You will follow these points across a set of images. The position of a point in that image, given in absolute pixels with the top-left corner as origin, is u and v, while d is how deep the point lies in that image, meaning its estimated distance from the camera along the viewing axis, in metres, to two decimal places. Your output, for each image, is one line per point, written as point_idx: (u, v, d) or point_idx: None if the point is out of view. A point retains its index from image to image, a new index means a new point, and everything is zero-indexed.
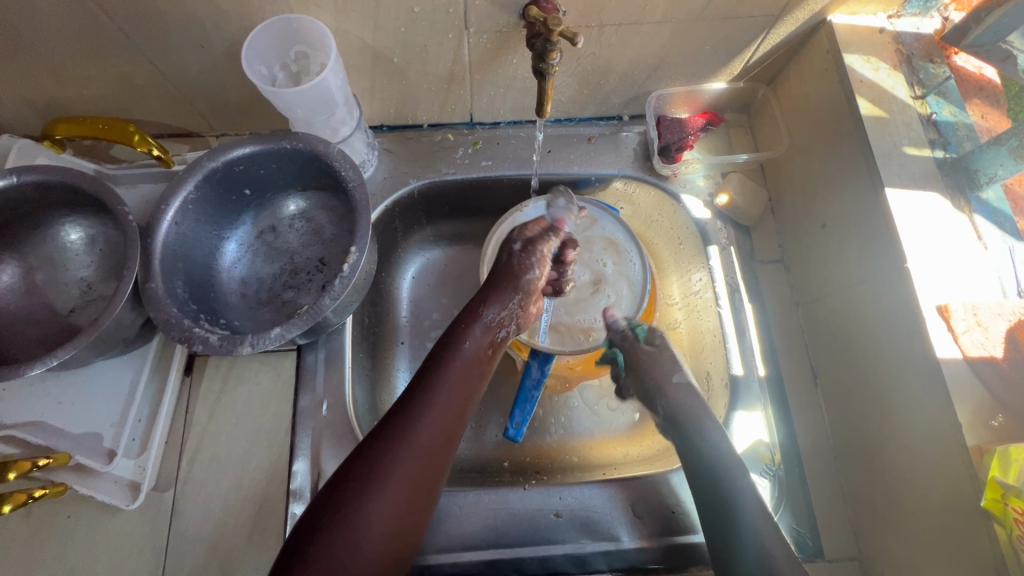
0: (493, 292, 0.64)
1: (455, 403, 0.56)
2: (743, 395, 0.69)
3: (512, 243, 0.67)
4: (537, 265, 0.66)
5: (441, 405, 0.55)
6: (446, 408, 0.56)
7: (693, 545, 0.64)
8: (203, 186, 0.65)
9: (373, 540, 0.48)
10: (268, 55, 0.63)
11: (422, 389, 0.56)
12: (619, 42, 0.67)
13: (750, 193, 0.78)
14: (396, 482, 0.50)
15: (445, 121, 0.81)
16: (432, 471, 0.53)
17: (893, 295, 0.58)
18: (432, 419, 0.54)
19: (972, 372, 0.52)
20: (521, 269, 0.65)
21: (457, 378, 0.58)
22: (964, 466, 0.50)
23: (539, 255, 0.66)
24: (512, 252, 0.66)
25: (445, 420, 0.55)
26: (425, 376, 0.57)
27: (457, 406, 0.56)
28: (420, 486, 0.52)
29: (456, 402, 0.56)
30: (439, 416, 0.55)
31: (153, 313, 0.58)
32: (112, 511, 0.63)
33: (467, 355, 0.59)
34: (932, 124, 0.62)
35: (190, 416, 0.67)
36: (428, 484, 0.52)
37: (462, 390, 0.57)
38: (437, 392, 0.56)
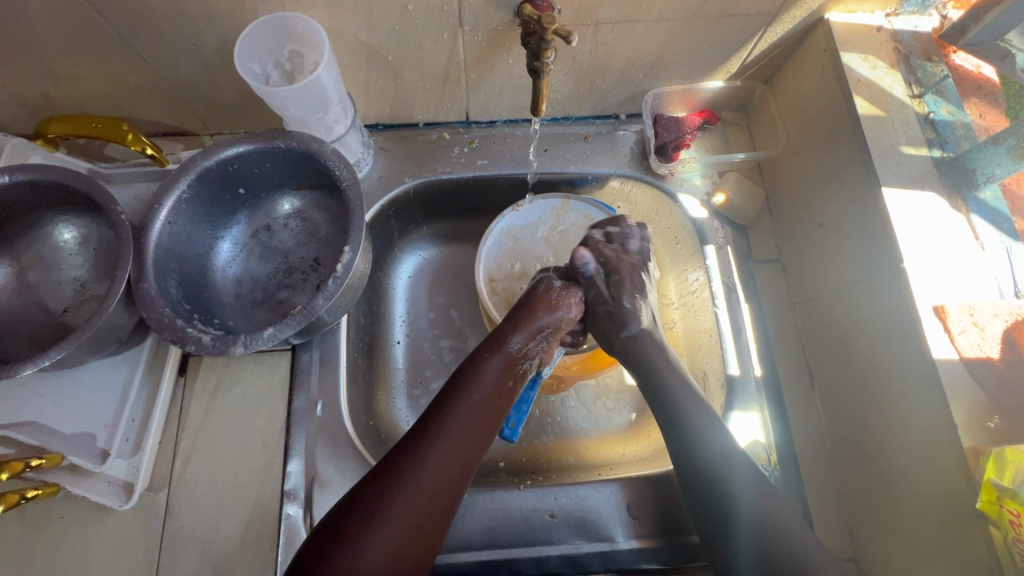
0: (522, 319, 0.62)
1: (467, 437, 0.54)
2: (738, 395, 0.68)
3: (551, 278, 0.66)
4: (568, 304, 0.64)
5: (451, 439, 0.53)
6: (457, 442, 0.53)
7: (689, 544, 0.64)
8: (196, 186, 0.65)
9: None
10: (262, 54, 0.62)
11: (433, 422, 0.54)
12: (615, 41, 0.67)
13: (747, 192, 0.78)
14: (400, 517, 0.48)
15: (441, 120, 0.80)
16: (439, 508, 0.50)
17: (889, 295, 0.57)
18: (442, 454, 0.52)
19: (968, 373, 0.52)
20: (555, 302, 0.64)
21: (472, 411, 0.55)
22: (960, 467, 0.50)
23: (567, 296, 0.64)
24: (547, 285, 0.65)
25: (458, 453, 0.53)
26: (437, 409, 0.55)
27: (470, 442, 0.54)
28: (425, 523, 0.49)
29: (468, 435, 0.54)
30: (449, 450, 0.52)
31: (146, 313, 0.58)
32: (106, 512, 0.62)
33: (484, 387, 0.57)
34: (930, 123, 0.62)
35: (184, 416, 0.67)
36: (435, 521, 0.50)
37: (475, 423, 0.55)
38: (448, 425, 0.53)
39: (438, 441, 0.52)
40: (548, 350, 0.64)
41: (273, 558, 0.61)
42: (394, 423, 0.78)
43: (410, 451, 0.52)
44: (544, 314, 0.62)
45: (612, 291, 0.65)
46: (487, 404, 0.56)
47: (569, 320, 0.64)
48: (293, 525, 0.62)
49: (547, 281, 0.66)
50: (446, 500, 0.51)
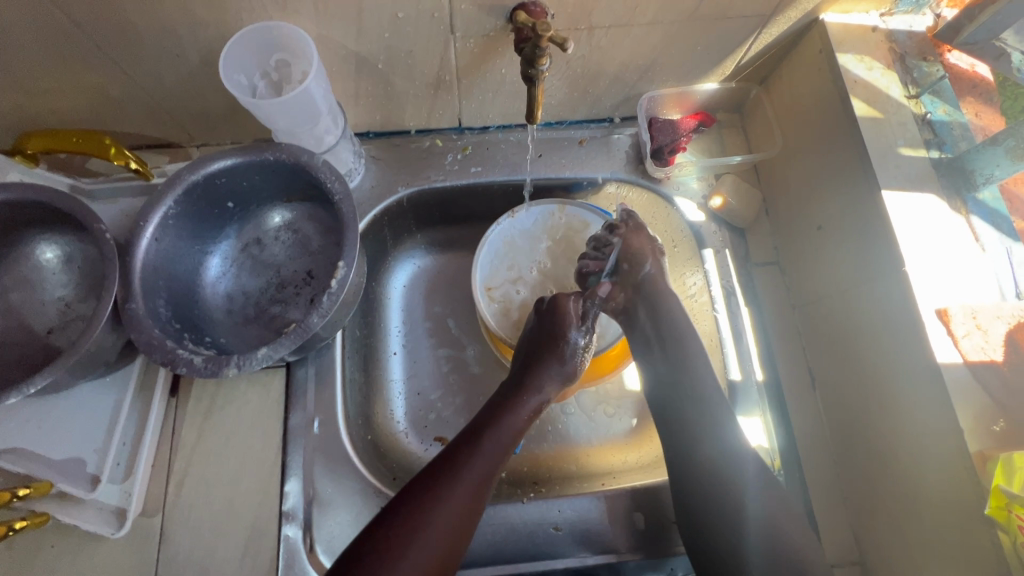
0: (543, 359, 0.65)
1: (481, 485, 0.56)
2: (740, 401, 0.68)
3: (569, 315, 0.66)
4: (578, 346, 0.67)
5: (467, 488, 0.55)
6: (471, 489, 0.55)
7: None
8: (183, 202, 0.63)
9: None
10: (248, 64, 0.60)
11: (446, 468, 0.55)
12: (610, 45, 0.66)
13: (745, 194, 0.77)
14: (415, 563, 0.49)
15: (434, 127, 0.79)
16: (451, 555, 0.52)
17: (893, 299, 0.57)
18: (458, 500, 0.54)
19: (972, 377, 0.51)
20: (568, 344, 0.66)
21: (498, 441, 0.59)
22: (967, 472, 0.49)
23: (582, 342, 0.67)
24: (566, 330, 0.66)
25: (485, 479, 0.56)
26: (452, 455, 0.57)
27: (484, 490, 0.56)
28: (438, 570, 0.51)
29: (482, 483, 0.56)
30: (464, 497, 0.54)
31: (134, 336, 0.56)
32: (98, 539, 0.60)
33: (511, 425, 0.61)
34: (927, 124, 0.62)
35: (177, 437, 0.65)
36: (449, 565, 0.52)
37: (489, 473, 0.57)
38: (463, 472, 0.55)
39: (454, 488, 0.54)
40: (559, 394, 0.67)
41: None
42: (392, 436, 0.76)
43: (424, 495, 0.53)
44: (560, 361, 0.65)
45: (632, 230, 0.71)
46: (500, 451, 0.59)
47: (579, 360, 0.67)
48: (292, 547, 0.61)
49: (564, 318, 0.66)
50: (458, 548, 0.53)
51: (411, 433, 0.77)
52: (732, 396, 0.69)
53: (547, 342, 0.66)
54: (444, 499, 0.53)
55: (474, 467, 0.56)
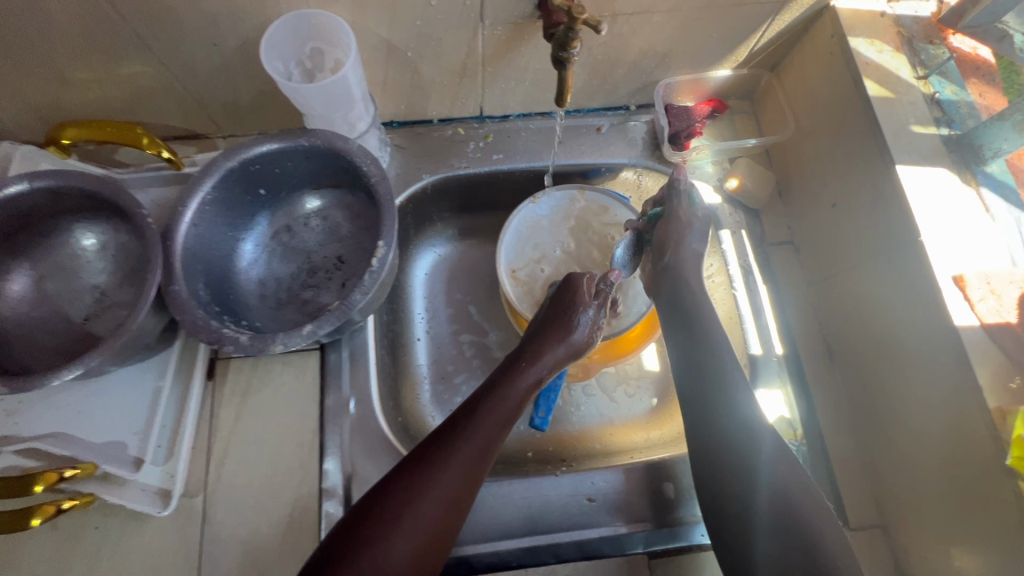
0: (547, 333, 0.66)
1: (483, 454, 0.57)
2: (761, 373, 0.71)
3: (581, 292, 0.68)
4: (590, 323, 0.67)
5: (463, 460, 0.55)
6: (472, 458, 0.56)
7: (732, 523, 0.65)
8: (219, 187, 0.65)
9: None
10: (285, 52, 0.62)
11: (447, 438, 0.57)
12: (631, 32, 0.68)
13: (760, 176, 0.80)
14: (413, 528, 0.51)
15: (456, 115, 0.81)
16: (449, 523, 0.53)
17: (909, 269, 0.59)
18: (457, 469, 0.55)
19: (988, 338, 0.54)
20: (575, 320, 0.66)
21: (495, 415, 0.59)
22: (987, 427, 0.52)
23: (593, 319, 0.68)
24: (577, 305, 0.67)
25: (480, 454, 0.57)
26: (452, 426, 0.58)
27: (486, 458, 0.57)
28: (436, 535, 0.52)
29: (480, 457, 0.57)
30: (463, 466, 0.55)
31: (179, 317, 0.57)
32: (142, 519, 0.62)
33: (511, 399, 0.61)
34: (936, 103, 0.65)
35: (216, 420, 0.66)
36: (442, 541, 0.53)
37: (490, 441, 0.58)
38: (463, 442, 0.56)
39: (453, 458, 0.55)
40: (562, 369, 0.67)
41: None
42: (421, 419, 0.78)
43: (423, 463, 0.55)
44: (568, 335, 0.66)
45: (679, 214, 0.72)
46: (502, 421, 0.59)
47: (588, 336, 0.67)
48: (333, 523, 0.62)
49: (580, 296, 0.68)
50: (458, 513, 0.54)
51: (439, 416, 0.79)
52: (753, 369, 0.72)
53: (556, 316, 0.67)
54: (443, 468, 0.54)
55: (476, 436, 0.57)
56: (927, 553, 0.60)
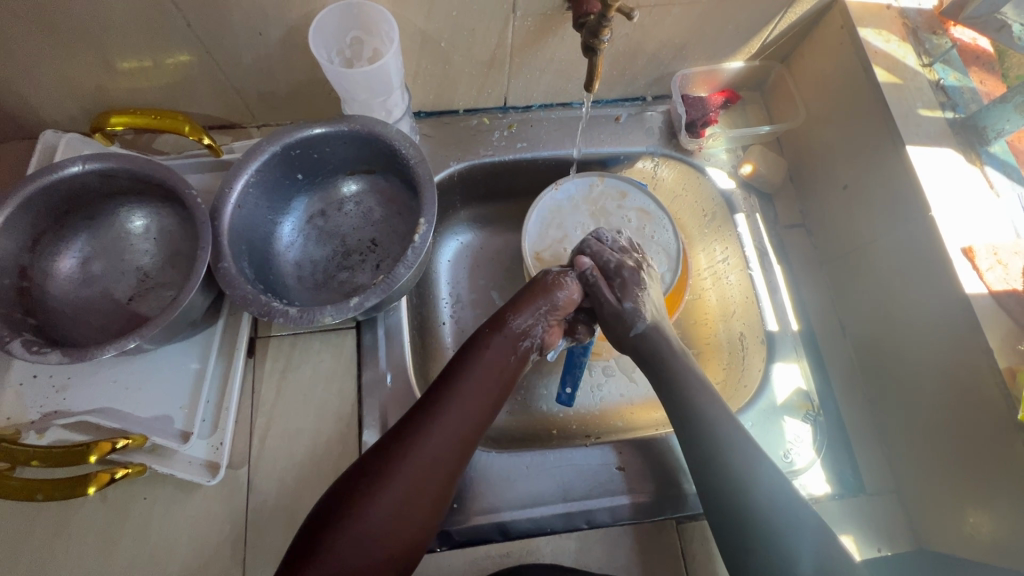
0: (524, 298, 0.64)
1: (470, 411, 0.57)
2: (779, 348, 0.74)
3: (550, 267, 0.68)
4: (569, 287, 0.67)
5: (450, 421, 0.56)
6: (459, 416, 0.56)
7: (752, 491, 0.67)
8: (262, 170, 0.67)
9: (378, 535, 0.50)
10: (328, 42, 0.66)
11: (437, 397, 0.57)
12: (652, 23, 0.72)
13: (773, 162, 0.84)
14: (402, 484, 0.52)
15: (481, 106, 0.84)
16: (438, 478, 0.54)
17: (921, 243, 0.63)
18: (444, 426, 0.55)
19: (997, 305, 0.58)
20: (553, 285, 0.66)
21: (482, 376, 0.59)
22: (998, 387, 0.55)
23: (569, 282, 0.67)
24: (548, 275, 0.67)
25: (467, 415, 0.57)
26: (440, 387, 0.58)
27: (473, 416, 0.57)
28: (424, 489, 0.53)
29: (467, 417, 0.57)
30: (451, 426, 0.56)
31: (229, 291, 0.60)
32: (189, 490, 0.64)
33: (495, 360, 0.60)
34: (941, 88, 0.69)
35: (257, 395, 0.68)
36: (432, 496, 0.54)
37: (476, 399, 0.58)
38: (452, 400, 0.57)
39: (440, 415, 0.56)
40: (550, 329, 0.65)
41: None
42: None
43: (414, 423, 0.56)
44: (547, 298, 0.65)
45: (617, 294, 0.66)
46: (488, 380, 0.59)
47: (568, 300, 0.66)
48: None
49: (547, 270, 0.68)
50: (446, 469, 0.55)
51: None
52: (772, 344, 0.75)
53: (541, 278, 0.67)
54: (432, 425, 0.55)
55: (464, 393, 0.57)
56: (941, 513, 0.63)
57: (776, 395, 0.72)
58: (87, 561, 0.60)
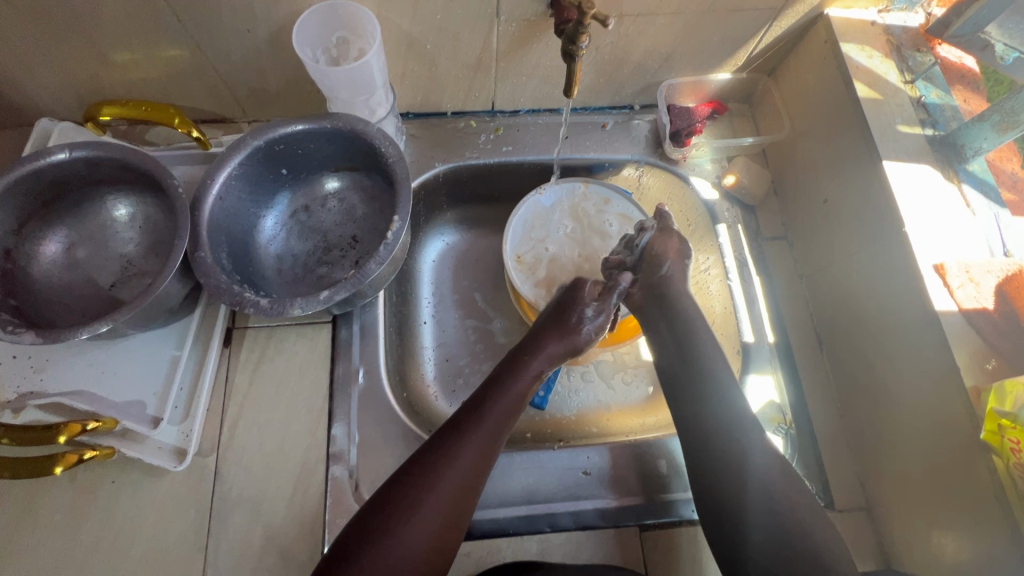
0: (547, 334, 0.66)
1: (486, 447, 0.58)
2: (753, 360, 0.74)
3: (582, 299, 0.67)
4: (597, 323, 0.66)
5: (473, 450, 0.57)
6: (481, 448, 0.58)
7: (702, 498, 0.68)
8: (245, 164, 0.69)
9: (399, 570, 0.51)
10: (313, 41, 0.67)
11: (450, 435, 0.58)
12: (636, 32, 0.72)
13: (756, 173, 0.84)
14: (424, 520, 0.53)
15: (468, 109, 0.85)
16: (460, 512, 0.55)
17: (894, 258, 0.63)
18: (466, 459, 0.57)
19: (967, 323, 0.57)
20: (578, 326, 0.66)
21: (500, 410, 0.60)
22: (963, 406, 0.55)
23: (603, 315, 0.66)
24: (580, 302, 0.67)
25: (486, 447, 0.58)
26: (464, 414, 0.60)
27: (492, 446, 0.59)
28: (456, 513, 0.55)
29: (488, 448, 0.58)
30: (473, 456, 0.57)
31: (204, 280, 0.61)
32: (157, 475, 0.65)
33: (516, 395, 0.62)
34: (922, 105, 0.69)
35: (230, 384, 0.70)
36: (455, 526, 0.55)
37: (499, 428, 0.60)
38: (470, 431, 0.58)
39: (462, 448, 0.57)
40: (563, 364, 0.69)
41: (320, 518, 0.63)
42: (425, 396, 0.81)
43: (431, 456, 0.56)
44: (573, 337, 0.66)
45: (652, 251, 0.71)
46: (508, 413, 0.61)
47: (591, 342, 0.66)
48: (340, 486, 0.65)
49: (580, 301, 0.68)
50: (468, 502, 0.56)
51: (442, 396, 0.82)
52: (746, 355, 0.74)
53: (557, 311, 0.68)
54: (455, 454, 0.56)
55: (483, 424, 0.59)
56: (908, 532, 0.62)
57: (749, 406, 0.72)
58: (53, 541, 0.61)
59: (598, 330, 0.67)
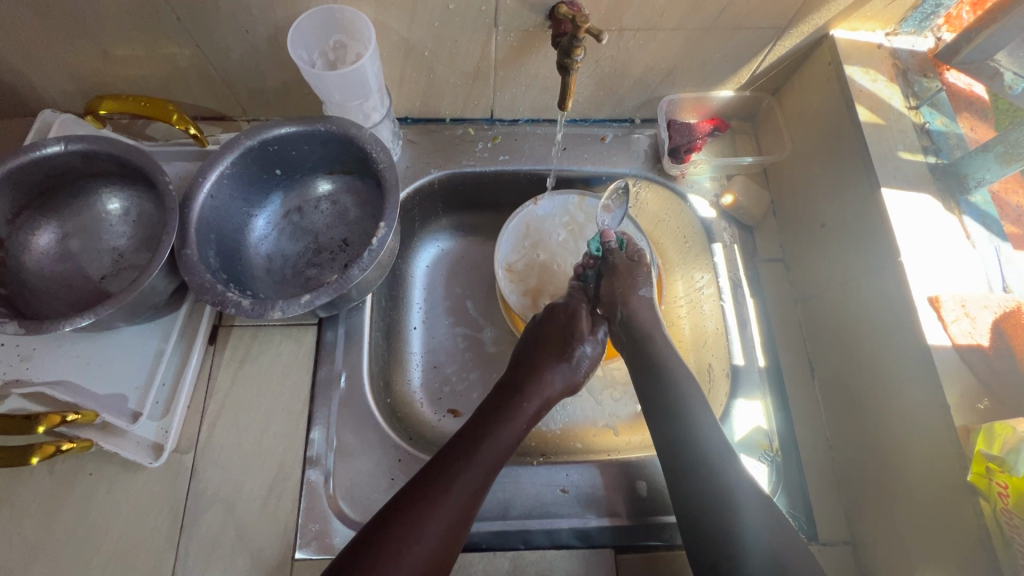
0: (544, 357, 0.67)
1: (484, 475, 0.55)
2: (742, 384, 0.72)
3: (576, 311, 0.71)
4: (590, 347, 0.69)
5: (472, 479, 0.54)
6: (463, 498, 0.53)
7: (670, 524, 0.66)
8: (238, 163, 0.69)
9: None
10: (310, 43, 0.67)
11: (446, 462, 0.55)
12: (636, 47, 0.71)
13: (755, 195, 0.82)
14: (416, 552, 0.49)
15: (467, 116, 0.85)
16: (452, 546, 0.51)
17: (888, 288, 0.61)
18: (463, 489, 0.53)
19: (960, 359, 0.55)
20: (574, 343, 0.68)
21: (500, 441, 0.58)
22: (952, 445, 0.53)
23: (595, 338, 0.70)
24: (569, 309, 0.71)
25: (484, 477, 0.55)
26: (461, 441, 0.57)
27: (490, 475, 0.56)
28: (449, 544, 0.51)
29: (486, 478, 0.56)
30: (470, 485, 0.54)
31: (188, 278, 0.61)
32: (134, 469, 0.65)
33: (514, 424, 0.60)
34: (926, 132, 0.67)
35: (213, 382, 0.70)
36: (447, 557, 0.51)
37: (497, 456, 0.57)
38: (457, 477, 0.54)
39: (449, 491, 0.53)
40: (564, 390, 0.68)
41: (293, 522, 0.63)
42: (410, 403, 0.80)
43: (414, 504, 0.51)
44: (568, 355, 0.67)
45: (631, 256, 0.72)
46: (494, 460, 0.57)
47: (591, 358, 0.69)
48: (315, 490, 0.64)
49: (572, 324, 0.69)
50: (446, 559, 0.51)
51: (427, 403, 0.81)
52: (735, 379, 0.73)
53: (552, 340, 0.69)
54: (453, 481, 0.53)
55: (471, 471, 0.55)
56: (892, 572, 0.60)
57: (735, 431, 0.70)
58: (28, 529, 0.61)
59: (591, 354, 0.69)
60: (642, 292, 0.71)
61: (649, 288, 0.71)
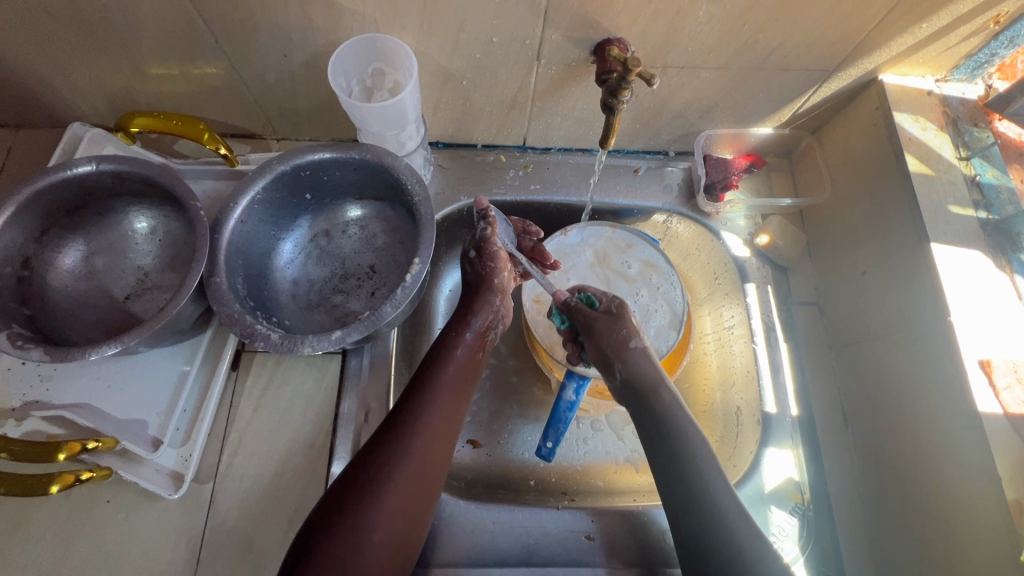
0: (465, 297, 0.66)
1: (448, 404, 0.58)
2: (774, 433, 0.70)
3: (467, 252, 0.70)
4: (501, 264, 0.68)
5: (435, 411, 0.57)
6: (438, 426, 0.56)
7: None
8: (270, 188, 0.68)
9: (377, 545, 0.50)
10: (349, 71, 0.66)
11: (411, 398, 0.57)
12: (679, 84, 0.70)
13: (791, 235, 0.80)
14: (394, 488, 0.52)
15: (499, 143, 0.83)
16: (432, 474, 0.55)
17: (936, 347, 0.59)
18: (429, 423, 0.56)
19: (1011, 427, 0.54)
20: (486, 276, 0.67)
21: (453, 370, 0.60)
22: (1003, 519, 0.51)
23: (499, 251, 0.68)
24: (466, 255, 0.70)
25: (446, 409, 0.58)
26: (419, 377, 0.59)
27: (452, 405, 0.58)
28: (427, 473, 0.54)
29: (448, 406, 0.58)
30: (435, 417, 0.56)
31: (217, 308, 0.60)
32: (152, 498, 0.63)
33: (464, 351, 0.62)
34: (976, 185, 0.65)
35: (235, 409, 0.69)
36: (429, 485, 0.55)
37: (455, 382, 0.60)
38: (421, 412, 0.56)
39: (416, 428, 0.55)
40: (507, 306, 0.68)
41: None
42: None
43: (385, 445, 0.54)
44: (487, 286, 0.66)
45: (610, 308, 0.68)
46: (459, 385, 0.60)
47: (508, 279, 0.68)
48: None
49: (470, 261, 0.69)
50: (429, 488, 0.54)
51: None
52: (767, 426, 0.71)
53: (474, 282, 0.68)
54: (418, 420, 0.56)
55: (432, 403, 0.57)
56: None
57: (765, 481, 0.68)
58: (42, 557, 0.60)
59: (506, 266, 0.68)
60: (636, 343, 0.65)
61: (639, 338, 0.65)
